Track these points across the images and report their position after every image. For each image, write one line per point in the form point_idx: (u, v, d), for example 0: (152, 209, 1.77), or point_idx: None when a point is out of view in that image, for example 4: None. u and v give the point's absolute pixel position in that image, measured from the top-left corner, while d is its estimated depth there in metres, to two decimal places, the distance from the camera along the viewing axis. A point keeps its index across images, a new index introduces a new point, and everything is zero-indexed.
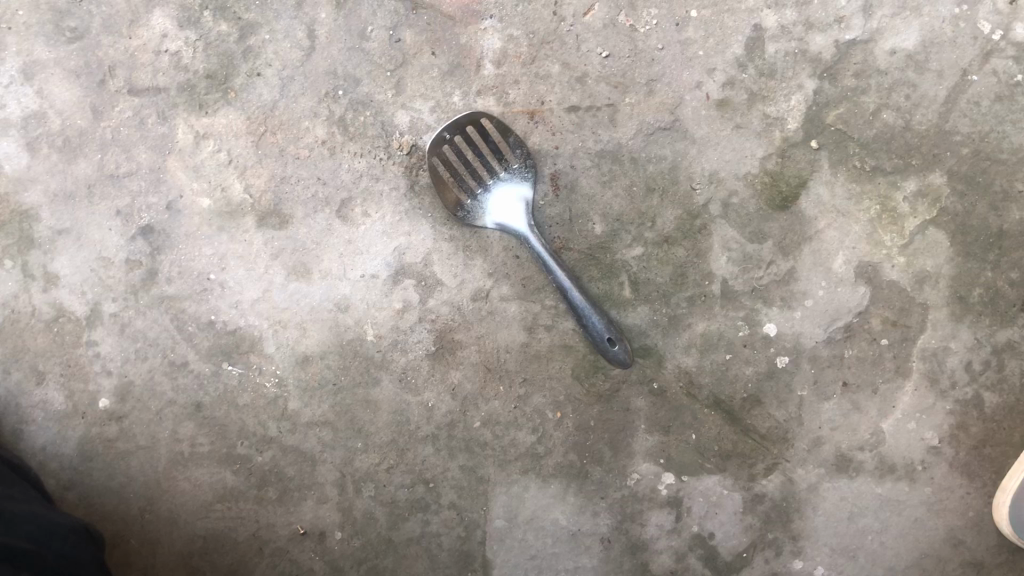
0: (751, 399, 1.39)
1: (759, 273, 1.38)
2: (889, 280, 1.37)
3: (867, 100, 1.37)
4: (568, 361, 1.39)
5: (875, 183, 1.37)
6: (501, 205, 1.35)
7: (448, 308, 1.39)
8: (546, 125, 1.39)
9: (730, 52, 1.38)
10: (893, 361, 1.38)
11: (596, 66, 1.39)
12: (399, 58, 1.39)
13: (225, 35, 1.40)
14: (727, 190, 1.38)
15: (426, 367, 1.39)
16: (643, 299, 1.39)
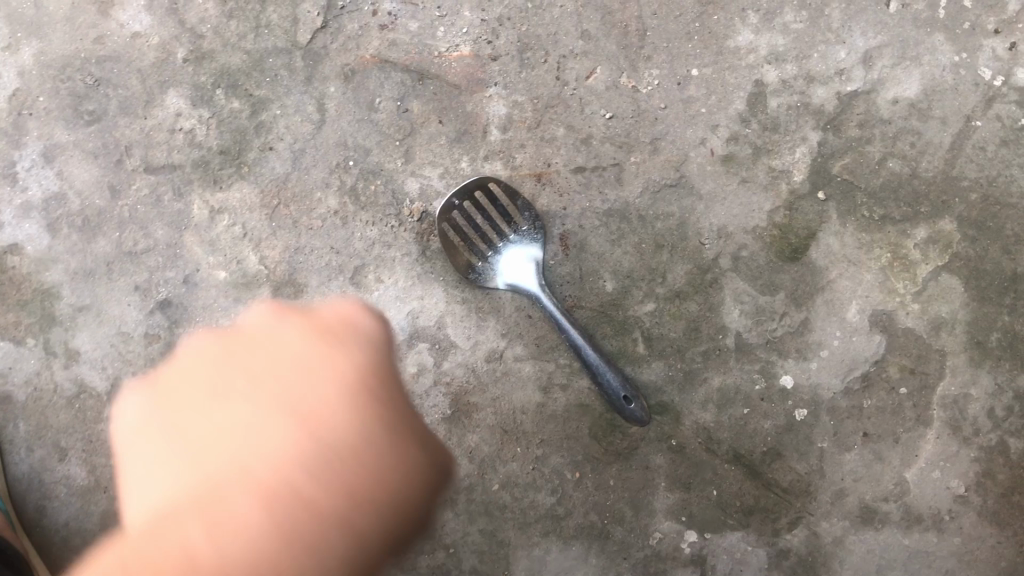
0: (772, 452, 1.38)
1: (771, 325, 1.38)
2: (904, 328, 1.37)
3: (872, 149, 1.38)
4: (585, 421, 1.38)
5: (885, 232, 1.37)
6: (512, 266, 1.37)
7: (463, 370, 1.39)
8: (553, 187, 1.41)
9: (732, 108, 1.40)
10: (913, 409, 1.36)
11: (600, 127, 1.41)
12: (407, 128, 1.42)
13: (238, 112, 1.43)
14: (736, 244, 1.38)
15: (442, 430, 1.39)
16: (658, 355, 1.38)
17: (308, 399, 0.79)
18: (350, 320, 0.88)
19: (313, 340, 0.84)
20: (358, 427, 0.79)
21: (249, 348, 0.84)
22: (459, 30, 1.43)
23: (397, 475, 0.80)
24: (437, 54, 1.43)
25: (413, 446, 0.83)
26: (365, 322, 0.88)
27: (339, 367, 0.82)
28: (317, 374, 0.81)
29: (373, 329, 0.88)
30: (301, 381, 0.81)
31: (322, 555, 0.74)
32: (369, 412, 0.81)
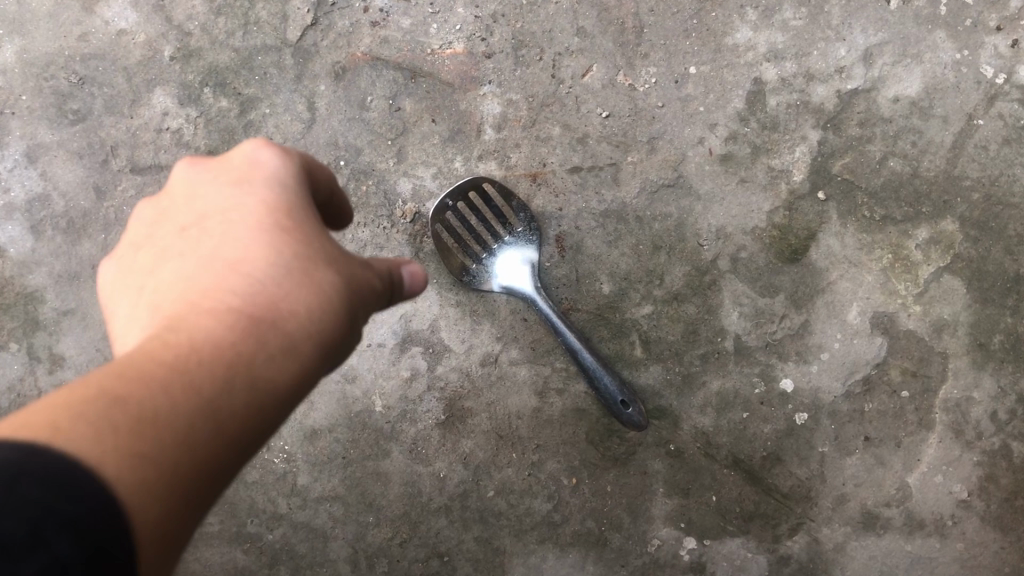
0: (772, 457, 1.35)
1: (771, 327, 1.35)
2: (906, 330, 1.34)
3: (873, 148, 1.36)
4: (582, 426, 1.35)
5: (886, 232, 1.35)
6: (508, 268, 1.34)
7: (457, 375, 1.37)
8: (549, 187, 1.38)
9: (731, 107, 1.37)
10: (915, 413, 1.34)
11: (597, 126, 1.38)
12: (399, 127, 1.39)
13: (226, 111, 1.39)
14: (735, 245, 1.36)
15: (436, 436, 1.36)
16: (656, 358, 1.36)
17: (237, 236, 0.75)
18: (256, 159, 0.81)
19: (231, 181, 0.79)
20: (285, 253, 0.74)
21: (173, 206, 0.81)
22: (452, 27, 1.40)
23: (343, 292, 0.75)
24: (430, 52, 1.40)
25: (362, 271, 0.79)
26: (271, 156, 0.81)
27: (260, 200, 0.78)
28: (244, 207, 0.77)
29: (279, 163, 0.81)
30: (226, 222, 0.76)
31: (274, 371, 0.67)
32: (298, 240, 0.76)
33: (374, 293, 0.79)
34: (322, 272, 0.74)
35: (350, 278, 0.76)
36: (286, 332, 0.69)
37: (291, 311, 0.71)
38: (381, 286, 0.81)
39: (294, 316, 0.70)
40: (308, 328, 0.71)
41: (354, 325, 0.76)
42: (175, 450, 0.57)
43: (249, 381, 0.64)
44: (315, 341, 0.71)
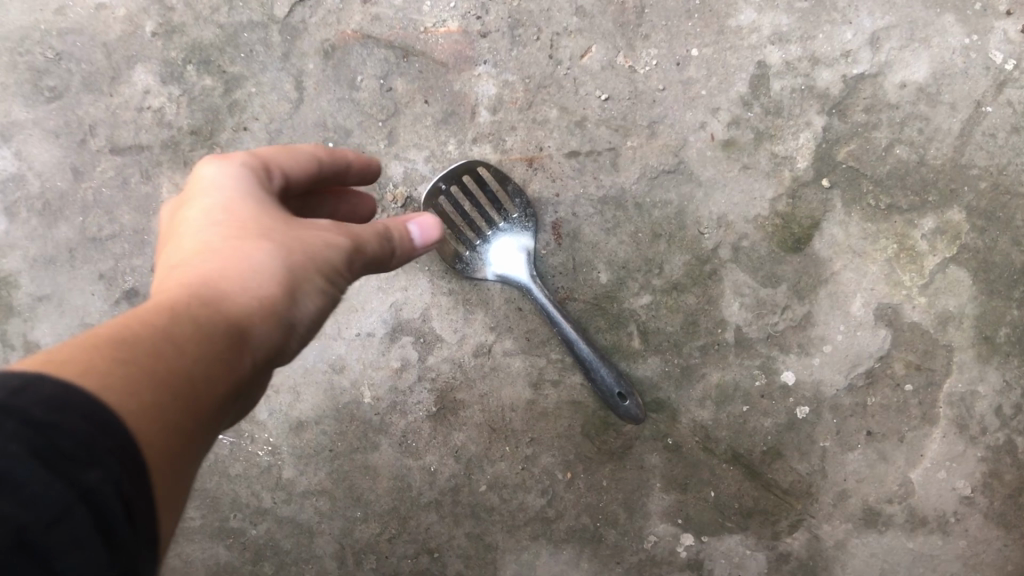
0: (772, 451, 1.32)
1: (773, 319, 1.31)
2: (910, 322, 1.31)
3: (879, 135, 1.31)
4: (577, 418, 1.31)
5: (891, 221, 1.31)
6: (502, 256, 1.29)
7: (449, 365, 1.32)
8: (545, 172, 1.33)
9: (734, 90, 1.32)
10: (919, 407, 1.31)
11: (595, 109, 1.33)
12: (390, 108, 1.34)
13: (210, 89, 1.34)
14: (736, 233, 1.32)
15: (427, 429, 1.32)
16: (654, 350, 1.32)
17: (189, 237, 0.83)
18: (198, 174, 0.88)
19: (186, 199, 0.87)
20: (241, 235, 0.82)
21: (159, 239, 0.89)
22: (447, 4, 1.34)
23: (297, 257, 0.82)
24: (423, 30, 1.35)
25: (315, 233, 0.85)
26: (209, 169, 0.88)
27: (207, 198, 0.85)
28: (195, 211, 0.85)
29: (218, 169, 0.88)
30: (183, 228, 0.85)
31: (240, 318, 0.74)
32: (241, 221, 0.83)
33: (338, 252, 0.85)
34: (265, 242, 0.81)
35: (297, 241, 0.83)
36: (237, 293, 0.76)
37: (239, 276, 0.77)
38: (343, 241, 0.87)
39: (242, 279, 0.77)
40: (258, 288, 0.77)
41: (312, 280, 0.82)
42: (154, 374, 0.63)
43: (206, 327, 0.70)
44: (267, 297, 0.77)
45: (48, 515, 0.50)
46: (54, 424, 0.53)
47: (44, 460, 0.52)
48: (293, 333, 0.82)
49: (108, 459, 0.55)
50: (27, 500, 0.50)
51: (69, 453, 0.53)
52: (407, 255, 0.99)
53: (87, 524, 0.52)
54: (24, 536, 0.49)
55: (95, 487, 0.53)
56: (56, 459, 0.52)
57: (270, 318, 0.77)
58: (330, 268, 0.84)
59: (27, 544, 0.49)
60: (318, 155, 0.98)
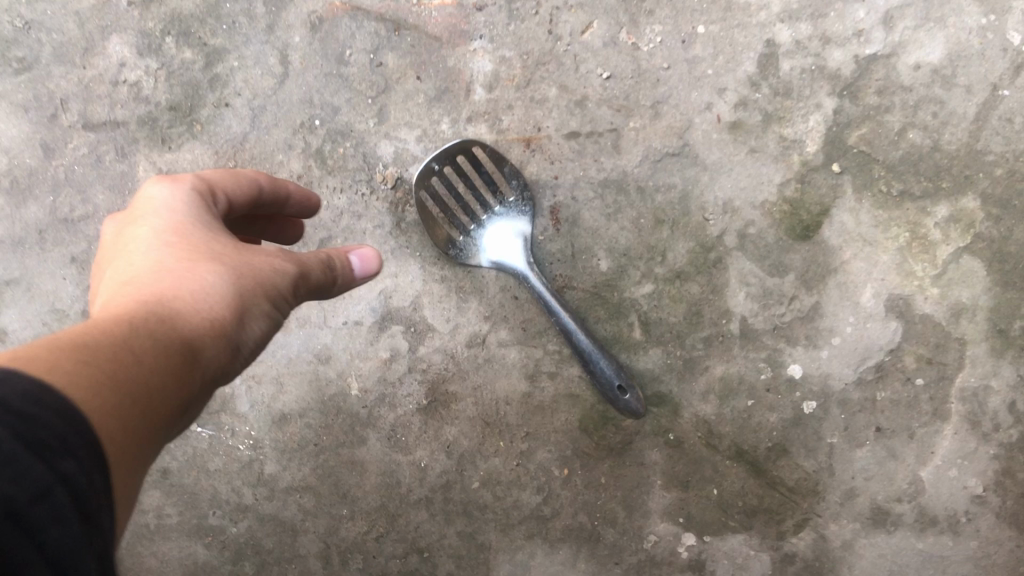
0: (777, 448, 1.26)
1: (780, 309, 1.26)
2: (922, 314, 1.25)
3: (892, 119, 1.25)
4: (575, 412, 1.25)
5: (903, 209, 1.25)
6: (497, 242, 1.23)
7: (440, 356, 1.26)
8: (543, 153, 1.27)
9: (742, 70, 1.26)
10: (930, 403, 1.25)
11: (596, 88, 1.27)
12: (381, 84, 1.27)
13: (190, 62, 1.27)
14: (742, 220, 1.26)
15: (417, 423, 1.26)
16: (655, 341, 1.26)
17: (134, 255, 0.80)
18: (147, 194, 0.86)
19: (133, 218, 0.85)
20: (193, 254, 0.80)
21: (100, 256, 0.87)
22: None
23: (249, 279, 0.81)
24: (416, 2, 1.28)
25: (261, 257, 0.84)
26: (160, 188, 0.86)
27: (153, 219, 0.83)
28: (141, 231, 0.83)
29: (168, 190, 0.86)
30: (126, 248, 0.82)
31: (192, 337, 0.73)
32: (189, 242, 0.81)
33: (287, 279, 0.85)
34: (213, 262, 0.80)
35: (244, 265, 0.81)
36: (186, 310, 0.74)
37: (187, 293, 0.76)
38: (290, 268, 0.85)
39: (191, 296, 0.75)
40: (207, 306, 0.76)
41: (259, 303, 0.81)
42: (113, 380, 0.62)
43: (156, 340, 0.69)
44: (216, 316, 0.76)
45: (32, 491, 0.51)
46: (32, 412, 0.53)
47: (27, 443, 0.52)
48: (236, 357, 0.80)
49: (76, 451, 0.55)
50: (16, 476, 0.50)
51: (48, 439, 0.53)
52: (347, 284, 0.98)
53: (65, 504, 0.52)
54: (14, 508, 0.49)
55: (69, 471, 0.54)
56: (36, 445, 0.52)
57: (218, 337, 0.76)
58: (275, 293, 0.83)
59: (19, 517, 0.49)
60: (261, 180, 0.96)
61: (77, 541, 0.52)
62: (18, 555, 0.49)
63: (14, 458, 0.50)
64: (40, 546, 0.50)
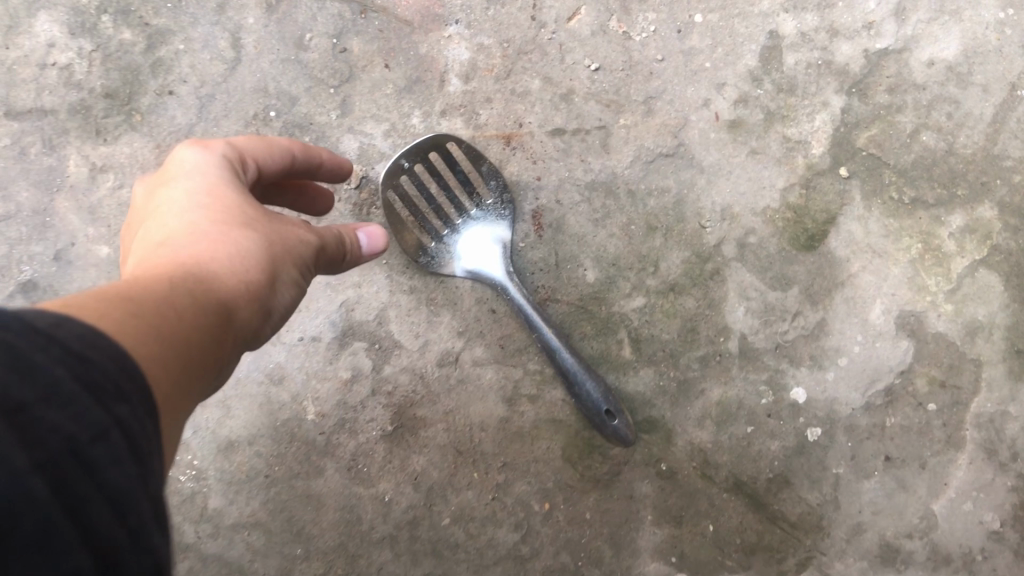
0: (779, 479, 1.13)
1: (782, 327, 1.14)
2: (935, 333, 1.14)
3: (904, 119, 1.15)
4: (558, 440, 1.12)
5: (916, 218, 1.15)
6: (473, 249, 1.11)
7: (408, 377, 1.13)
8: (525, 151, 1.16)
9: (743, 63, 1.16)
10: (943, 430, 1.14)
11: (584, 81, 1.17)
12: (345, 72, 1.15)
13: (130, 44, 1.14)
14: (742, 228, 1.15)
15: (381, 452, 1.12)
16: (646, 361, 1.14)
17: (166, 215, 0.77)
18: (179, 152, 0.83)
19: (164, 176, 0.82)
20: (226, 218, 0.77)
21: (131, 213, 0.84)
22: None
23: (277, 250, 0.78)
24: None
25: (286, 228, 0.81)
26: (193, 149, 0.83)
27: (185, 181, 0.80)
28: (172, 192, 0.80)
29: (200, 150, 0.83)
30: (157, 210, 0.79)
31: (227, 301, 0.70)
32: (222, 205, 0.78)
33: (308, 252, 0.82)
34: (245, 229, 0.77)
35: (271, 233, 0.79)
36: (219, 272, 0.71)
37: (220, 257, 0.73)
38: (308, 240, 0.83)
39: (225, 260, 0.73)
40: (239, 271, 0.73)
41: (284, 272, 0.78)
42: (160, 334, 0.60)
43: (194, 301, 0.67)
44: (248, 282, 0.73)
45: (92, 431, 0.46)
46: (87, 354, 0.48)
47: (86, 385, 0.47)
48: (261, 324, 0.77)
49: (130, 396, 0.51)
50: (75, 414, 0.45)
51: (104, 383, 0.48)
52: (355, 260, 0.95)
53: (121, 446, 0.48)
54: (74, 447, 0.44)
55: (121, 416, 0.49)
56: (93, 385, 0.47)
57: (249, 303, 0.73)
58: (296, 264, 0.80)
59: (80, 454, 0.45)
60: (294, 147, 0.91)
61: (135, 484, 0.48)
62: (79, 494, 0.44)
63: (71, 396, 0.45)
64: (100, 486, 0.45)
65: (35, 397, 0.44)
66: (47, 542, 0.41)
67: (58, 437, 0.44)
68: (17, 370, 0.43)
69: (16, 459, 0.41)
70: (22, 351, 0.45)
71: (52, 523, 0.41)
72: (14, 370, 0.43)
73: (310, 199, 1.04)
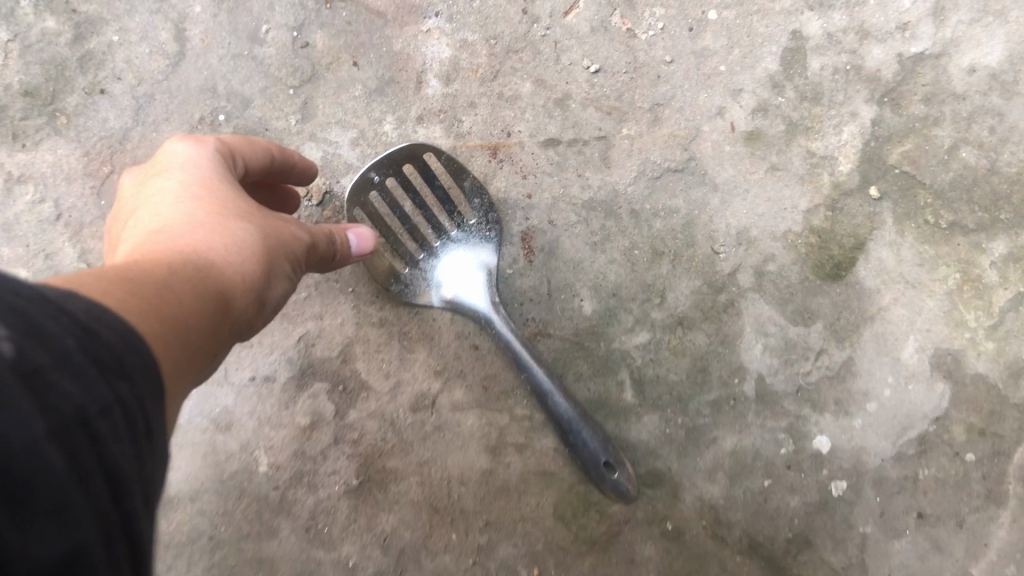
0: (800, 540, 0.98)
1: (804, 367, 1.00)
2: (974, 374, 1.00)
3: (941, 133, 1.02)
4: (548, 497, 0.97)
5: (953, 244, 1.01)
6: (454, 276, 0.98)
7: (377, 424, 0.98)
8: (513, 164, 1.02)
9: (762, 67, 1.03)
10: (982, 483, 0.98)
11: (581, 85, 1.03)
12: (307, 71, 1.01)
13: (54, 34, 0.99)
14: (761, 254, 1.01)
15: (344, 510, 0.97)
16: (651, 406, 1.00)
17: (154, 205, 0.68)
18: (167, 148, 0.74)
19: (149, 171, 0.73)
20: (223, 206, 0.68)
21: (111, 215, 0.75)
22: None
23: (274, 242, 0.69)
24: None
25: (283, 221, 0.72)
26: (181, 143, 0.75)
27: (176, 171, 0.71)
28: (161, 183, 0.71)
29: (190, 144, 0.74)
30: (145, 201, 0.69)
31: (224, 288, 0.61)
32: (216, 194, 0.69)
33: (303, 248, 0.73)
34: (242, 218, 0.68)
35: (269, 223, 0.70)
36: (217, 257, 0.62)
37: (217, 241, 0.63)
38: (301, 235, 0.73)
39: (221, 245, 0.63)
40: (238, 257, 0.63)
41: (281, 266, 0.69)
42: (157, 316, 0.51)
43: (192, 283, 0.57)
44: (246, 271, 0.64)
45: (98, 404, 0.40)
46: (92, 326, 0.42)
47: (93, 360, 0.41)
48: (253, 320, 0.67)
49: (133, 375, 0.44)
50: (84, 383, 0.39)
51: (111, 361, 0.42)
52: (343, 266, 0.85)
53: (122, 425, 0.42)
54: (84, 417, 0.38)
55: (124, 396, 0.42)
56: (99, 359, 0.41)
57: (247, 292, 0.63)
58: (291, 258, 0.71)
59: (87, 426, 0.38)
60: (273, 149, 0.82)
61: (131, 467, 0.42)
62: (85, 467, 0.37)
63: (79, 367, 0.39)
64: (102, 461, 0.39)
65: (49, 360, 0.37)
66: (62, 510, 0.35)
67: (70, 406, 0.37)
68: (26, 334, 0.37)
69: (31, 423, 0.34)
70: (31, 316, 0.38)
71: (65, 495, 0.35)
72: (24, 334, 0.37)
73: (283, 199, 0.92)
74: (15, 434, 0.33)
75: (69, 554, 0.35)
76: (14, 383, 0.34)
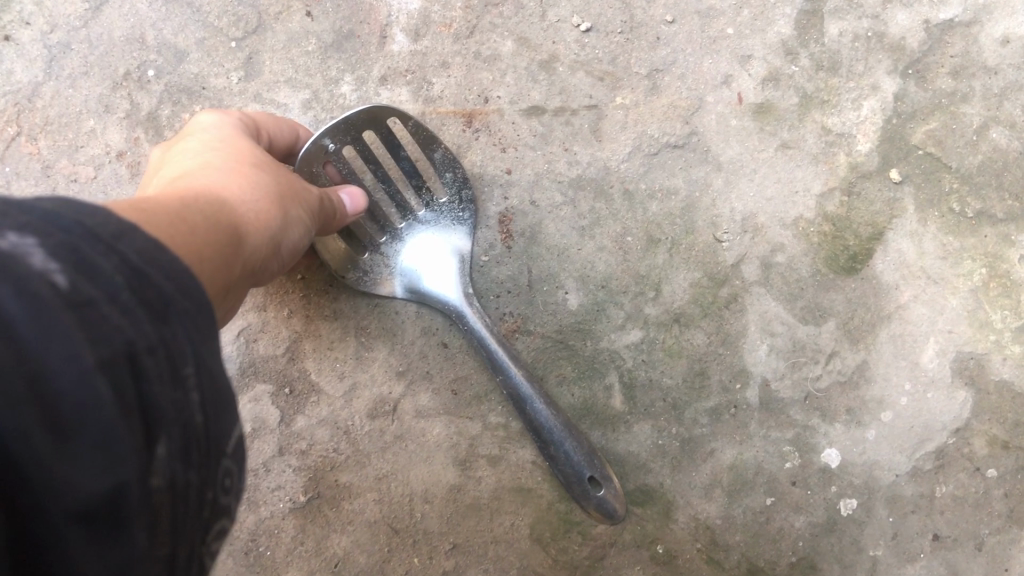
0: (803, 567, 0.86)
1: (813, 371, 0.88)
2: (998, 381, 0.89)
3: (969, 110, 0.90)
4: (524, 516, 0.85)
5: (979, 235, 0.90)
6: (423, 261, 0.86)
7: (329, 432, 0.86)
8: (490, 134, 0.90)
9: (774, 31, 0.92)
10: (1004, 502, 0.87)
11: (570, 46, 0.91)
12: (252, 22, 0.89)
13: None
14: (769, 243, 0.90)
15: (290, 531, 0.85)
16: (642, 413, 0.88)
17: (169, 161, 0.64)
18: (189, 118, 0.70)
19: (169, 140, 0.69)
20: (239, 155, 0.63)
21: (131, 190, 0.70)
22: None
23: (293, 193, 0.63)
24: None
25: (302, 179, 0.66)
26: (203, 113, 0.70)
27: (196, 131, 0.67)
28: (177, 145, 0.66)
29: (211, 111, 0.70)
30: (166, 159, 0.65)
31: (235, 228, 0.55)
32: (235, 146, 0.64)
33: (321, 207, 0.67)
34: (261, 166, 0.62)
35: (289, 175, 0.64)
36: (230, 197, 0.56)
37: (231, 183, 0.58)
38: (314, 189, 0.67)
39: (235, 186, 0.58)
40: (250, 199, 0.58)
41: (298, 217, 0.62)
42: (169, 246, 0.46)
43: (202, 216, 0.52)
44: (262, 215, 0.58)
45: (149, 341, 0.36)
46: (146, 268, 0.37)
47: (142, 300, 0.36)
48: (259, 269, 0.61)
49: (186, 321, 0.39)
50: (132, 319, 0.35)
51: (161, 305, 0.37)
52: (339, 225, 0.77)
53: (173, 368, 0.38)
54: (130, 353, 0.35)
55: (176, 339, 0.38)
56: (149, 302, 0.37)
57: (259, 236, 0.57)
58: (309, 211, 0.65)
59: (133, 363, 0.35)
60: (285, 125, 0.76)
61: (179, 408, 0.38)
62: (128, 403, 0.34)
63: (128, 305, 0.35)
64: (144, 403, 0.36)
65: (99, 294, 0.34)
66: (105, 446, 0.33)
67: (120, 341, 0.34)
68: (77, 270, 0.34)
69: (79, 357, 0.32)
70: (80, 248, 0.35)
71: (112, 426, 0.33)
72: (75, 268, 0.34)
73: None
74: (58, 373, 0.32)
75: (110, 490, 0.34)
76: (61, 316, 0.32)
